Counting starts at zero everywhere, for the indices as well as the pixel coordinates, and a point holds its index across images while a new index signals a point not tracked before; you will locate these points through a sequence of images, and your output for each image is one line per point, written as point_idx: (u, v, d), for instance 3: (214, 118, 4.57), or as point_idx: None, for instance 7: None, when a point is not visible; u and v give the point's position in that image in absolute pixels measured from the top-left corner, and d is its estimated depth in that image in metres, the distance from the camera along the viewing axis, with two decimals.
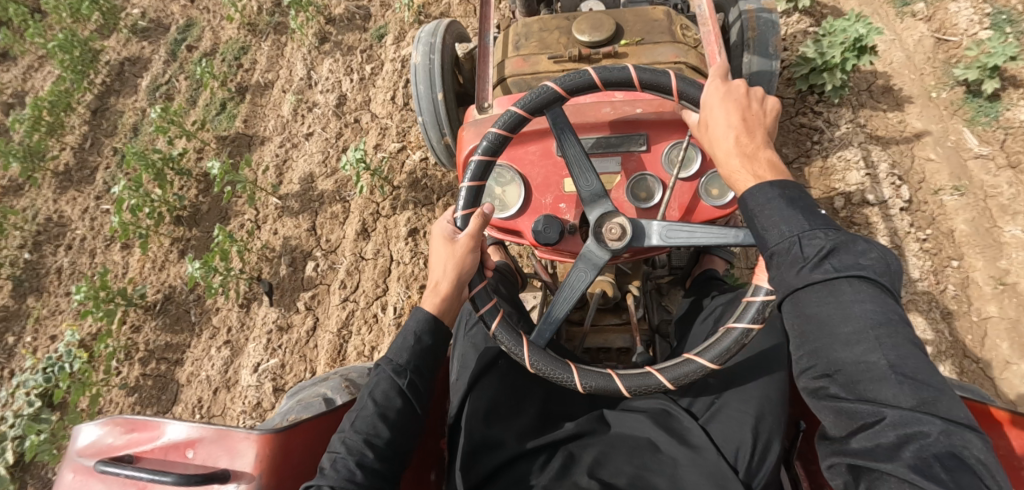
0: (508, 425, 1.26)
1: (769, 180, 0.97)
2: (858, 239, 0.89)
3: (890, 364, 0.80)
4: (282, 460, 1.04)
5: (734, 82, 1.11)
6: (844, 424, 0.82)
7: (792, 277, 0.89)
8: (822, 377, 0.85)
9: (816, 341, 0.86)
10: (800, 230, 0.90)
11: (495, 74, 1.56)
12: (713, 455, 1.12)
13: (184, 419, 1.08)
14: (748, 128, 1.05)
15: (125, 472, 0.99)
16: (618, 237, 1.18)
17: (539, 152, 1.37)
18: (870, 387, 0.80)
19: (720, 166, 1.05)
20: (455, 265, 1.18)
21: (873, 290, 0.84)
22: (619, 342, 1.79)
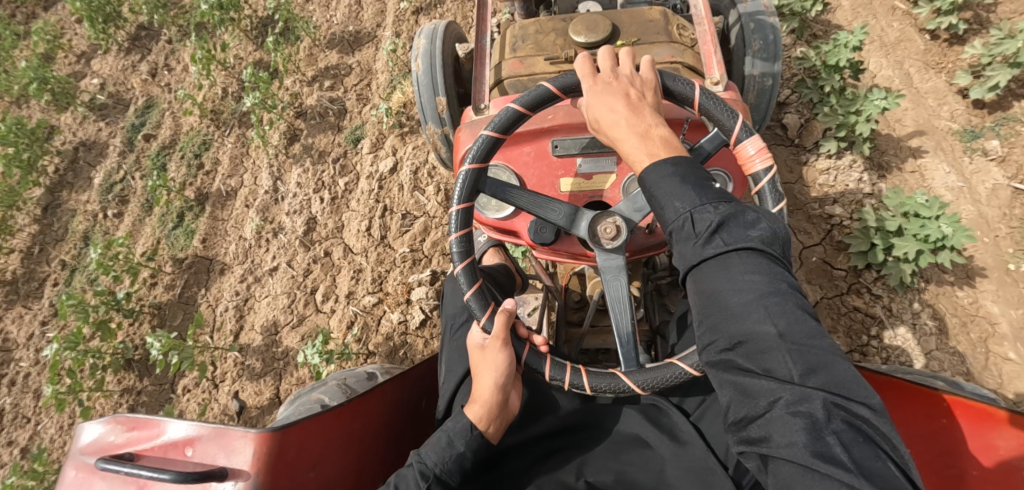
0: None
1: (665, 159, 1.00)
2: (748, 209, 0.92)
3: (779, 333, 0.83)
4: (278, 458, 1.05)
5: (604, 68, 1.15)
6: (741, 400, 0.84)
7: (690, 253, 0.91)
8: (722, 351, 0.87)
9: (713, 315, 0.88)
10: (692, 206, 0.92)
11: (492, 76, 1.57)
12: (701, 451, 1.15)
13: (184, 418, 1.09)
14: (636, 110, 1.08)
15: (125, 469, 1.00)
16: (613, 236, 1.18)
17: (533, 153, 1.37)
18: (764, 359, 0.82)
19: (622, 153, 1.07)
20: (491, 372, 1.16)
21: (764, 262, 0.87)
22: (618, 343, 1.80)
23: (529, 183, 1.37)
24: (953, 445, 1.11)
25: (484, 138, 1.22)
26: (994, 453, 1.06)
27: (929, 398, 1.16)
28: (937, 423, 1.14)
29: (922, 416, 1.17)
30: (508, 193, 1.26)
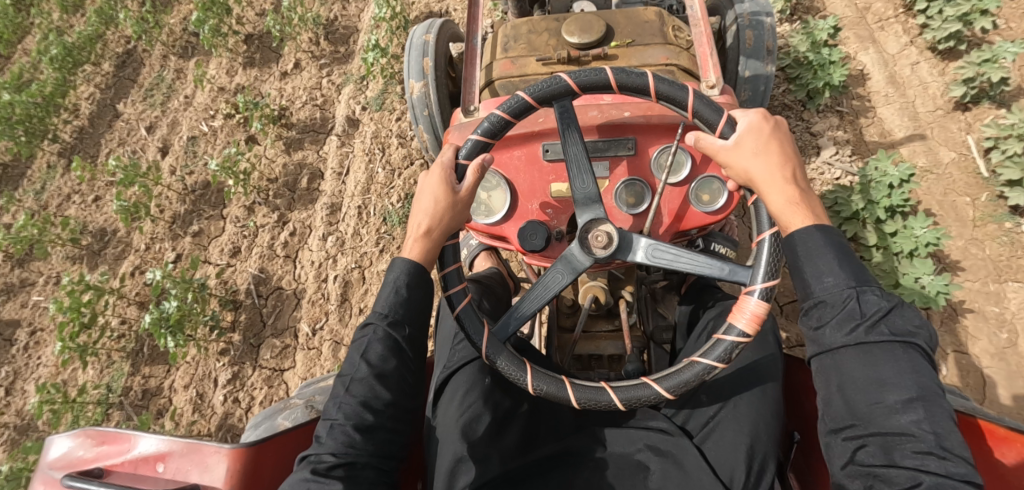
0: (494, 444, 1.19)
1: (818, 226, 0.99)
2: (906, 305, 0.93)
3: (937, 438, 0.84)
4: (253, 474, 1.01)
5: (779, 119, 1.11)
6: (874, 484, 0.85)
7: (831, 338, 0.93)
8: (859, 436, 0.88)
9: (856, 401, 0.90)
10: (855, 287, 0.93)
11: (483, 76, 1.53)
12: (708, 476, 1.07)
13: (157, 432, 1.05)
14: (788, 160, 1.06)
15: (93, 487, 0.96)
16: (604, 245, 1.14)
17: (524, 157, 1.34)
18: (907, 454, 0.84)
19: (770, 202, 1.04)
20: (448, 213, 1.14)
21: (918, 360, 0.89)
22: (610, 349, 1.76)
23: (520, 188, 1.34)
24: None
25: (519, 101, 1.17)
26: (997, 473, 1.01)
27: None
28: None
29: None
30: (568, 133, 1.17)
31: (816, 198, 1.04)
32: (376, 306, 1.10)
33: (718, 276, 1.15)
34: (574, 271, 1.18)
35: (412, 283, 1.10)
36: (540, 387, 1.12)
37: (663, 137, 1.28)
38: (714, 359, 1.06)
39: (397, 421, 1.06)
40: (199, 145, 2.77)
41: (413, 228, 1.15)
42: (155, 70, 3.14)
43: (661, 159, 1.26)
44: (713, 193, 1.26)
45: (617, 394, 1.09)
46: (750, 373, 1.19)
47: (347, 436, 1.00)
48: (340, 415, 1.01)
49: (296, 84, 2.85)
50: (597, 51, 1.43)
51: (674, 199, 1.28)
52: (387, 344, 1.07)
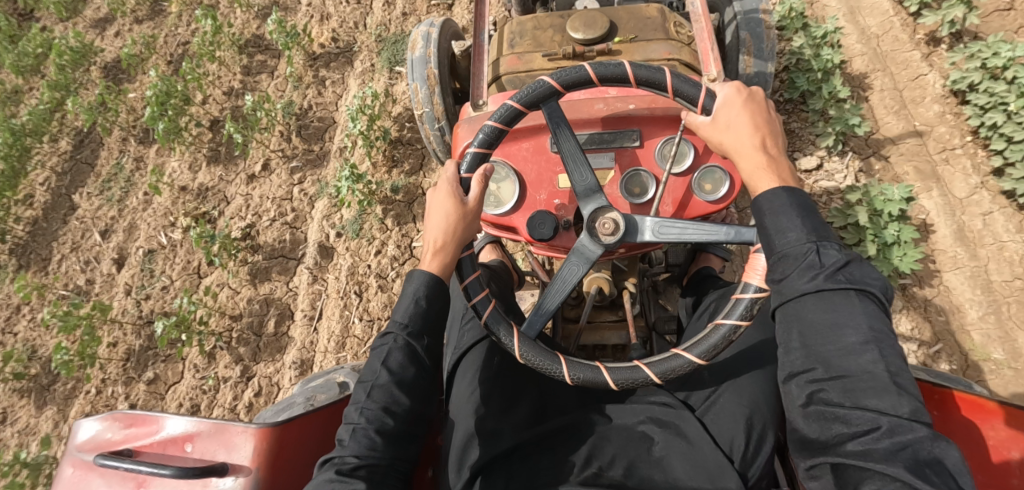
0: (503, 418, 1.23)
1: (787, 185, 1.02)
2: (862, 258, 0.97)
3: (890, 376, 0.87)
4: (277, 453, 1.04)
5: (752, 89, 1.14)
6: (834, 428, 0.88)
7: (795, 287, 0.95)
8: (818, 380, 0.92)
9: (814, 346, 0.93)
10: (817, 239, 0.95)
11: (490, 71, 1.57)
12: (710, 448, 1.12)
13: (184, 414, 1.09)
14: (758, 127, 1.09)
15: (125, 465, 0.99)
16: (611, 231, 1.19)
17: (532, 149, 1.39)
18: (868, 395, 0.87)
19: (744, 165, 1.07)
20: (461, 225, 1.17)
21: (874, 307, 0.92)
22: (614, 339, 1.83)
23: (528, 179, 1.38)
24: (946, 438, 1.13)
25: (507, 107, 1.22)
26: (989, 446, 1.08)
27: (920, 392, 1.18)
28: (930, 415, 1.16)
29: None
30: (560, 130, 1.22)
31: (785, 162, 1.06)
32: (396, 316, 1.14)
33: (723, 241, 1.18)
34: (587, 261, 1.22)
35: (430, 294, 1.14)
36: (526, 356, 1.17)
37: (667, 129, 1.32)
38: (697, 355, 1.11)
39: (414, 424, 1.11)
40: (157, 262, 2.53)
41: (427, 246, 1.18)
42: (113, 155, 2.86)
43: (665, 150, 1.31)
44: (715, 183, 1.31)
45: (610, 374, 1.14)
46: (754, 355, 1.24)
47: (370, 439, 1.03)
48: (361, 419, 1.04)
49: (262, 192, 2.59)
50: (601, 46, 1.48)
51: (677, 189, 1.32)
52: (405, 352, 1.11)
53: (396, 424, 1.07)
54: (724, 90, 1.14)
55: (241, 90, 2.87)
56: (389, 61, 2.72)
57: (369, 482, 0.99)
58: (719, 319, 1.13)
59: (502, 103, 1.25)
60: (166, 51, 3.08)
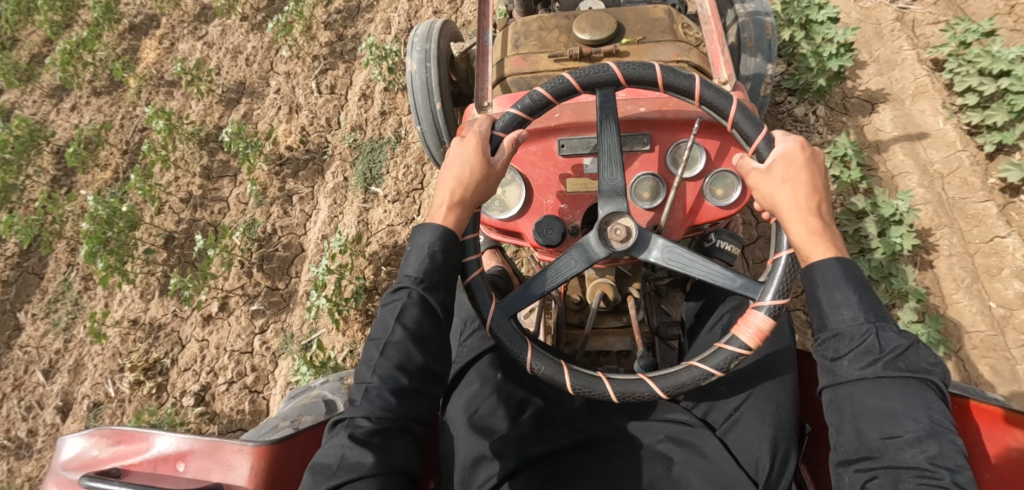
0: (518, 435, 1.18)
1: (840, 260, 0.98)
2: (922, 343, 0.94)
3: (949, 474, 0.84)
4: (277, 472, 0.99)
5: (812, 147, 1.08)
6: None
7: (845, 371, 0.93)
8: (871, 468, 0.89)
9: (869, 434, 0.90)
10: (873, 321, 0.93)
11: (494, 72, 1.53)
12: (730, 466, 1.09)
13: (175, 430, 1.03)
14: (815, 191, 1.04)
15: (113, 486, 0.93)
16: (622, 239, 1.15)
17: (539, 152, 1.35)
18: (923, 488, 0.83)
19: (790, 232, 1.03)
20: (480, 185, 1.13)
21: (931, 396, 0.89)
22: (618, 346, 1.78)
23: (535, 183, 1.34)
24: (963, 446, 1.06)
25: (536, 96, 1.17)
26: (1007, 452, 1.00)
27: None
28: None
29: None
30: (607, 124, 1.18)
31: (838, 232, 1.03)
32: (407, 268, 1.08)
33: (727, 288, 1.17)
34: (587, 260, 1.18)
35: (446, 249, 1.08)
36: (536, 367, 1.13)
37: (678, 133, 1.29)
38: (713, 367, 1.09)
39: (427, 383, 1.05)
40: (102, 417, 2.27)
41: (442, 195, 1.13)
42: (61, 269, 2.67)
43: (677, 153, 1.27)
44: (727, 188, 1.28)
45: (613, 386, 1.11)
46: (768, 366, 1.19)
47: (383, 398, 0.98)
48: (374, 378, 1.00)
49: (218, 340, 2.33)
50: (609, 47, 1.44)
51: (689, 194, 1.29)
52: (419, 306, 1.05)
53: (408, 384, 1.01)
54: (785, 144, 1.08)
55: (199, 197, 2.67)
56: (364, 179, 2.50)
57: (379, 451, 0.93)
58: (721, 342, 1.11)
59: (559, 75, 1.18)
60: (123, 138, 2.93)
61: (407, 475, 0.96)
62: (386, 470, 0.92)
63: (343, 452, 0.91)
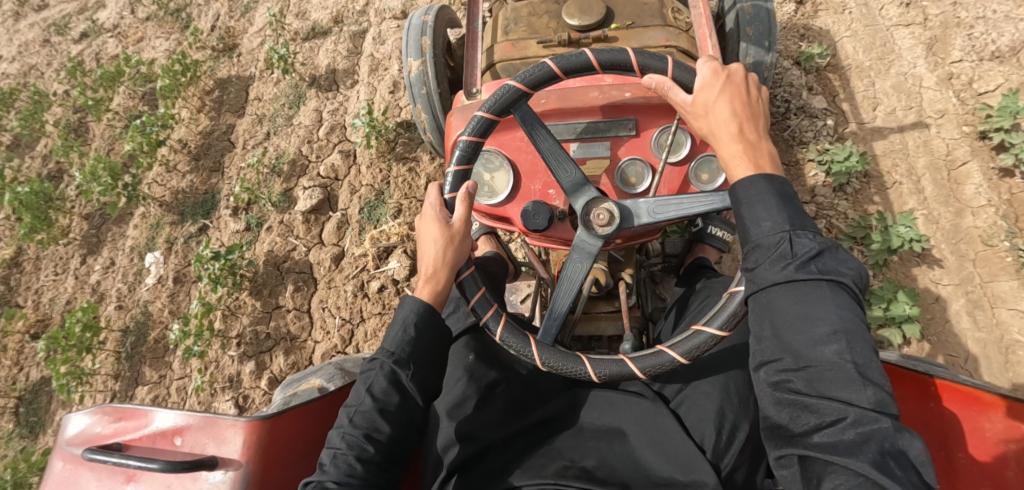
0: (474, 415, 1.22)
1: (762, 173, 1.00)
2: (838, 247, 0.95)
3: (857, 367, 0.86)
4: (269, 445, 1.03)
5: (729, 66, 1.11)
6: (803, 420, 0.87)
7: (765, 274, 0.93)
8: (786, 371, 0.89)
9: (785, 335, 0.91)
10: (786, 228, 0.93)
11: (484, 59, 1.54)
12: (679, 436, 1.11)
13: (173, 407, 1.07)
14: (748, 116, 1.07)
15: (113, 459, 0.98)
16: (606, 222, 1.17)
17: (526, 139, 1.37)
18: (835, 387, 0.85)
19: (720, 150, 1.06)
20: (447, 248, 1.15)
21: (845, 296, 0.90)
22: (609, 330, 1.80)
23: (523, 169, 1.37)
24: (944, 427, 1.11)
25: (511, 91, 1.18)
26: (982, 435, 1.05)
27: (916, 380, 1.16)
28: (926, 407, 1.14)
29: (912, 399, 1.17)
30: (535, 131, 1.20)
31: (766, 150, 1.04)
32: (385, 344, 1.12)
33: (721, 210, 1.16)
34: (588, 257, 1.20)
35: (421, 323, 1.13)
36: (548, 363, 1.14)
37: (664, 118, 1.30)
38: (718, 327, 1.09)
39: (395, 449, 1.09)
40: None
41: (420, 275, 1.17)
42: None
43: (661, 139, 1.29)
44: (712, 173, 1.29)
45: (635, 363, 1.12)
46: (743, 351, 1.23)
47: (351, 466, 1.02)
48: (342, 444, 1.03)
49: None
50: (597, 33, 1.45)
51: (674, 179, 1.30)
52: (391, 379, 1.09)
53: (376, 452, 1.05)
54: (704, 69, 1.11)
55: None
56: None
57: None
58: (733, 288, 1.13)
59: (504, 85, 1.20)
60: None
61: None
62: None
63: None
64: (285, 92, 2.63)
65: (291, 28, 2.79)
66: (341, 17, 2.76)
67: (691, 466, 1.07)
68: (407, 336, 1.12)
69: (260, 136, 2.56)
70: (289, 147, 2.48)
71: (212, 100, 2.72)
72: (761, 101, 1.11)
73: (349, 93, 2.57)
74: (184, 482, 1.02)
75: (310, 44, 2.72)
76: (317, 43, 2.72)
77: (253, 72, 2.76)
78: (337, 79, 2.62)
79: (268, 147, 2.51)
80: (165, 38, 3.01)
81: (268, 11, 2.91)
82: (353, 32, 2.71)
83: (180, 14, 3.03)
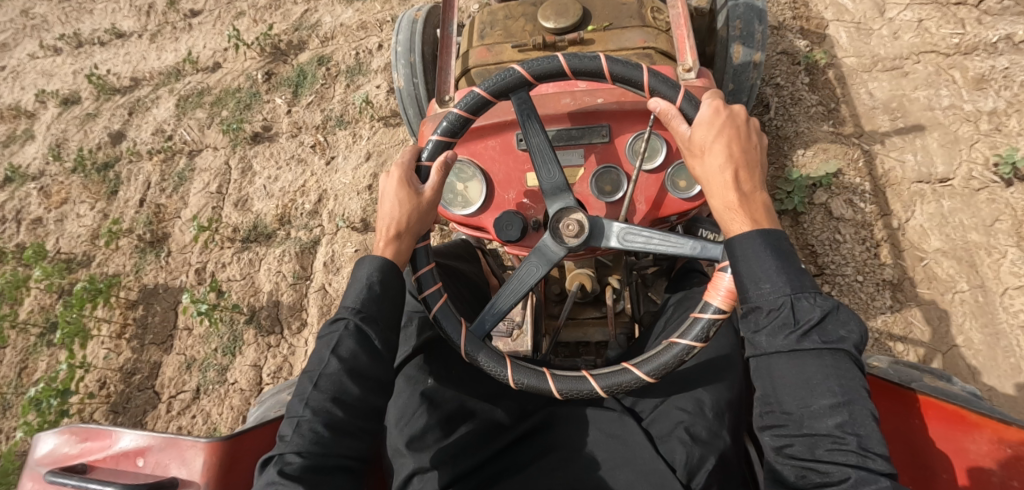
0: (461, 431, 1.19)
1: (761, 228, 0.95)
2: (842, 307, 0.90)
3: (860, 437, 0.82)
4: (229, 466, 1.02)
5: (734, 108, 1.06)
6: (806, 486, 0.83)
7: (764, 341, 0.89)
8: (788, 436, 0.86)
9: (785, 400, 0.87)
10: (787, 290, 0.89)
11: (459, 65, 1.50)
12: (659, 458, 1.08)
13: (137, 427, 1.07)
14: (745, 167, 1.01)
15: (73, 481, 0.98)
16: (575, 233, 1.14)
17: (499, 146, 1.34)
18: (839, 456, 0.81)
19: (714, 198, 1.01)
20: (416, 215, 1.14)
21: (847, 363, 0.85)
22: (596, 337, 1.78)
23: (496, 177, 1.34)
24: (926, 445, 1.06)
25: (513, 75, 1.16)
26: (965, 455, 1.00)
27: (900, 396, 1.10)
28: (910, 423, 1.09)
29: (896, 414, 1.12)
30: (529, 124, 1.17)
31: (762, 201, 0.99)
32: (347, 300, 1.09)
33: (688, 255, 1.14)
34: (548, 263, 1.18)
35: (386, 278, 1.10)
36: (470, 355, 1.14)
37: (638, 124, 1.26)
38: (645, 371, 1.08)
39: (366, 419, 1.04)
40: None
41: (380, 234, 1.14)
42: None
43: (636, 145, 1.25)
44: (689, 180, 1.26)
45: (555, 382, 1.10)
46: (706, 365, 1.18)
47: (316, 432, 0.98)
48: (306, 411, 0.99)
49: None
50: (573, 35, 1.41)
51: (650, 186, 1.27)
52: (358, 338, 1.05)
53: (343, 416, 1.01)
54: (705, 108, 1.06)
55: None
56: None
57: (309, 486, 0.92)
58: (675, 338, 1.10)
59: (507, 68, 1.17)
60: None
61: None
62: None
63: None
64: (217, 331, 2.22)
65: (229, 225, 2.46)
66: (287, 217, 2.42)
67: (672, 488, 1.04)
68: (372, 292, 1.09)
69: (188, 394, 2.13)
70: (220, 423, 2.03)
71: (135, 319, 2.34)
72: (758, 146, 1.05)
73: (294, 342, 2.16)
74: None
75: (250, 256, 2.36)
76: (259, 255, 2.36)
77: (183, 282, 2.39)
78: (280, 317, 2.21)
79: (198, 414, 2.08)
80: (90, 204, 2.73)
81: (206, 187, 2.61)
82: (300, 247, 2.33)
83: (107, 172, 2.80)
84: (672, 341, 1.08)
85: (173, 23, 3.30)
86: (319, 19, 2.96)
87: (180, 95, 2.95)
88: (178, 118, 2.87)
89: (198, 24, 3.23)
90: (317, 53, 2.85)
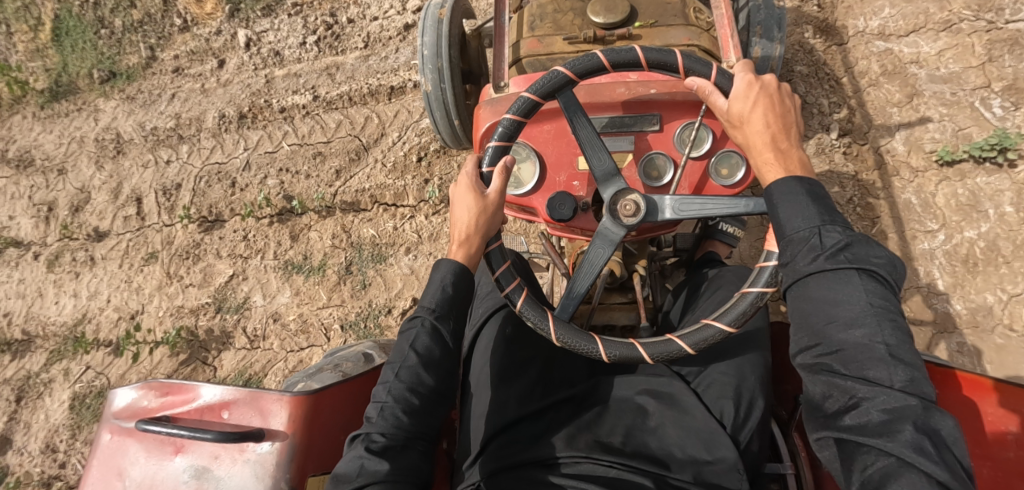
0: (508, 390, 1.28)
1: (794, 174, 1.04)
2: (869, 238, 0.97)
3: (888, 348, 0.88)
4: (313, 418, 1.09)
5: (767, 78, 1.15)
6: (836, 402, 0.90)
7: (796, 267, 0.97)
8: (820, 355, 0.93)
9: (814, 320, 0.94)
10: (818, 222, 0.97)
11: (510, 54, 1.58)
12: (702, 415, 1.17)
13: (217, 382, 1.12)
14: (781, 125, 1.10)
15: (165, 430, 1.03)
16: (632, 212, 1.22)
17: (553, 132, 1.42)
18: (866, 367, 0.88)
19: (753, 156, 1.10)
20: (483, 218, 1.20)
21: (875, 283, 0.92)
22: (623, 319, 1.84)
23: (549, 161, 1.41)
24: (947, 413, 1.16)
25: (558, 76, 1.24)
26: (985, 417, 1.11)
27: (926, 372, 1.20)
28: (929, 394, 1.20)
29: None
30: (576, 119, 1.25)
31: (797, 155, 1.08)
32: (423, 301, 1.19)
33: (743, 213, 1.22)
34: (610, 244, 1.26)
35: (457, 278, 1.18)
36: (562, 339, 1.19)
37: (686, 114, 1.35)
38: (727, 322, 1.13)
39: (438, 405, 1.14)
40: None
41: (452, 239, 1.22)
42: None
43: (684, 135, 1.34)
44: (731, 168, 1.34)
45: (645, 349, 1.16)
46: (745, 339, 1.29)
47: (398, 418, 1.06)
48: (388, 398, 1.08)
49: None
50: (621, 30, 1.49)
51: (694, 173, 1.36)
52: (433, 335, 1.15)
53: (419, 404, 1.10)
54: (737, 80, 1.17)
55: None
56: None
57: (394, 462, 1.02)
58: (746, 288, 1.17)
59: (553, 70, 1.25)
60: None
61: (416, 482, 1.05)
62: (397, 478, 1.01)
63: (360, 462, 0.99)
64: None
65: None
66: None
67: (713, 440, 1.13)
68: (445, 294, 1.18)
69: None
70: None
71: None
72: (792, 111, 1.14)
73: None
74: (230, 455, 1.07)
75: None
76: None
77: None
78: None
79: None
80: None
81: None
82: None
83: None
84: (747, 290, 1.15)
85: (74, 245, 2.50)
86: (248, 297, 2.30)
87: (78, 390, 2.26)
88: (72, 432, 2.18)
89: (103, 260, 2.45)
90: (243, 363, 2.21)
